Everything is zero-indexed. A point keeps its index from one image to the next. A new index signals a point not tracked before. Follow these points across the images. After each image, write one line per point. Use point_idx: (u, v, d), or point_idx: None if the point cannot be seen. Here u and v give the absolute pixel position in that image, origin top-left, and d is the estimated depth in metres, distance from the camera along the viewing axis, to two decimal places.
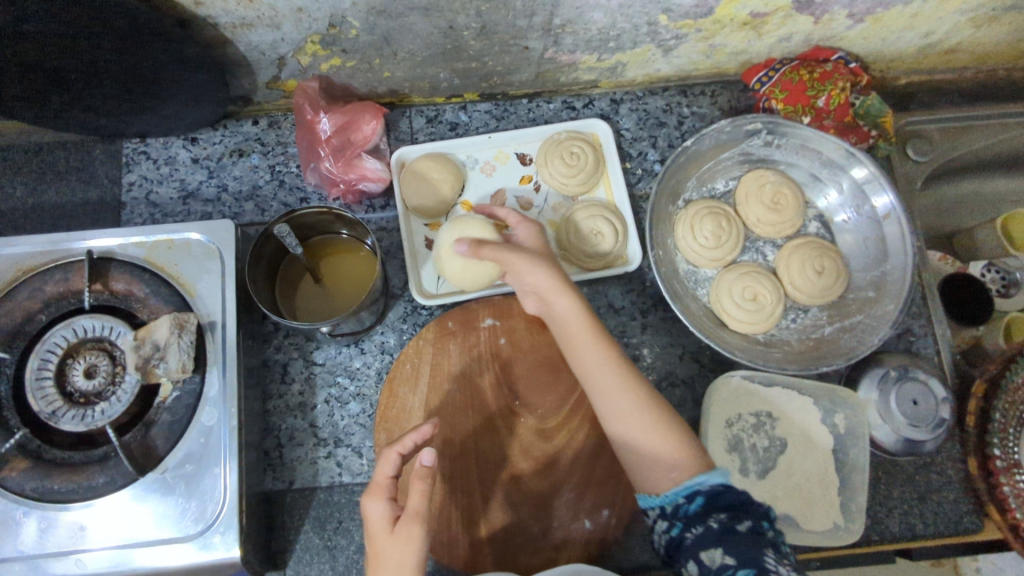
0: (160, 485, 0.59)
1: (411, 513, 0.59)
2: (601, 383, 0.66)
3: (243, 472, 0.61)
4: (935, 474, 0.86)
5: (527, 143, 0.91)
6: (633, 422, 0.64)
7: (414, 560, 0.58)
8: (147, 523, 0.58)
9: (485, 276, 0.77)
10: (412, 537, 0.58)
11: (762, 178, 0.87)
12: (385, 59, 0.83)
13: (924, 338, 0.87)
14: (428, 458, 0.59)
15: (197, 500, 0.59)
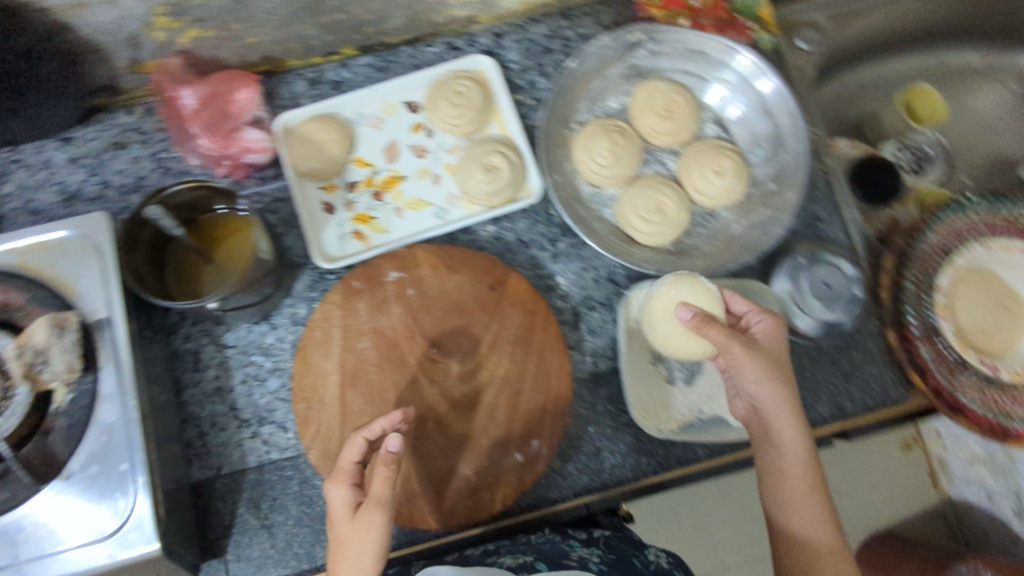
0: (66, 489, 0.61)
1: (377, 500, 0.61)
2: (804, 492, 0.70)
3: (153, 468, 0.62)
4: (858, 351, 0.82)
5: (414, 90, 0.88)
6: (830, 556, 0.69)
7: (373, 544, 0.61)
8: (57, 529, 0.60)
9: (691, 350, 0.77)
10: (372, 525, 0.61)
11: (654, 88, 0.85)
12: (244, 23, 0.79)
13: (833, 224, 0.85)
14: (394, 446, 0.60)
15: (106, 501, 0.60)
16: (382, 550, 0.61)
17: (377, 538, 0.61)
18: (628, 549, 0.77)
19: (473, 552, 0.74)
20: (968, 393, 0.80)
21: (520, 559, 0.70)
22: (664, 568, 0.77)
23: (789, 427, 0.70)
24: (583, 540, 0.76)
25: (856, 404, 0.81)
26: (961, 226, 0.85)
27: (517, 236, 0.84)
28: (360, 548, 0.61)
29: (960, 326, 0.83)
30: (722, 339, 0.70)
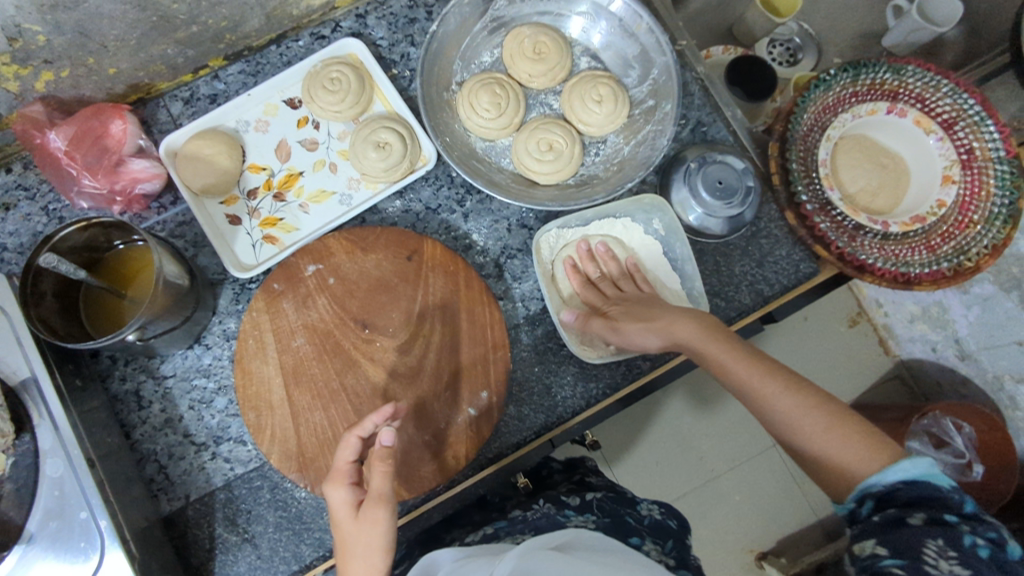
0: (32, 549, 0.62)
1: (381, 494, 0.61)
2: (718, 355, 0.66)
3: (113, 509, 0.65)
4: (764, 238, 0.88)
5: (292, 86, 0.88)
6: (772, 394, 0.63)
7: (380, 540, 0.60)
8: None
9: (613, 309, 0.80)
10: (378, 521, 0.60)
11: (520, 36, 0.88)
12: (98, 55, 0.77)
13: (715, 124, 0.90)
14: (388, 439, 0.62)
15: (74, 551, 0.62)
16: (388, 546, 0.61)
17: (383, 534, 0.60)
18: (623, 507, 0.75)
19: (476, 539, 0.70)
20: (870, 253, 0.83)
21: (520, 539, 0.67)
22: (657, 522, 0.75)
23: (673, 320, 0.70)
24: (577, 506, 0.74)
25: (773, 287, 0.87)
26: (831, 100, 0.88)
27: (424, 204, 0.86)
28: (367, 545, 0.60)
29: (847, 192, 0.90)
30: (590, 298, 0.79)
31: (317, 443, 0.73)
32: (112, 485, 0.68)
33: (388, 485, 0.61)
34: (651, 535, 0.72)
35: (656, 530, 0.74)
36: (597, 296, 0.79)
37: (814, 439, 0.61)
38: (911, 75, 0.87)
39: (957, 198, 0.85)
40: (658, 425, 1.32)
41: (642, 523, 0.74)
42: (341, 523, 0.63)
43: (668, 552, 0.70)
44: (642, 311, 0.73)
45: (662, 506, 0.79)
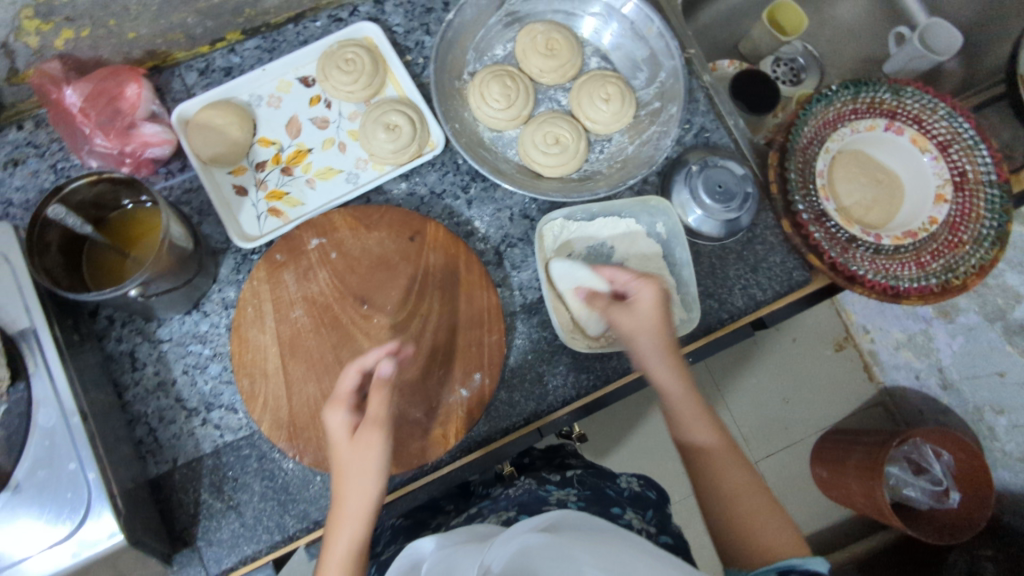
0: (16, 502, 0.59)
1: (376, 415, 0.61)
2: (694, 415, 0.69)
3: (103, 466, 0.61)
4: (760, 245, 0.88)
5: (306, 66, 0.90)
6: (728, 463, 0.67)
7: (372, 463, 0.60)
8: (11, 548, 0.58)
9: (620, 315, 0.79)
10: (370, 444, 0.60)
11: (533, 31, 0.91)
12: (119, 17, 0.78)
13: (718, 131, 0.92)
14: (387, 368, 0.62)
15: (56, 507, 0.59)
16: (381, 478, 0.61)
17: (374, 456, 0.60)
18: (601, 481, 0.75)
19: (461, 521, 0.69)
20: (861, 264, 0.85)
21: (504, 515, 0.66)
22: (637, 494, 0.75)
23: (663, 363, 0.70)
24: (557, 482, 0.74)
25: (766, 291, 0.87)
26: (831, 115, 0.91)
27: (429, 189, 0.87)
28: (361, 466, 0.60)
29: (842, 205, 0.92)
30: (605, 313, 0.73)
31: (309, 413, 0.72)
32: (105, 442, 0.65)
33: (382, 409, 0.61)
34: (631, 505, 0.72)
35: (636, 500, 0.74)
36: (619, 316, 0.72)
37: (749, 513, 0.64)
38: (909, 96, 0.90)
39: (948, 217, 0.87)
40: (643, 432, 1.33)
41: (622, 495, 0.74)
42: (336, 445, 0.62)
43: (649, 520, 0.71)
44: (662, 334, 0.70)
45: (640, 480, 0.79)
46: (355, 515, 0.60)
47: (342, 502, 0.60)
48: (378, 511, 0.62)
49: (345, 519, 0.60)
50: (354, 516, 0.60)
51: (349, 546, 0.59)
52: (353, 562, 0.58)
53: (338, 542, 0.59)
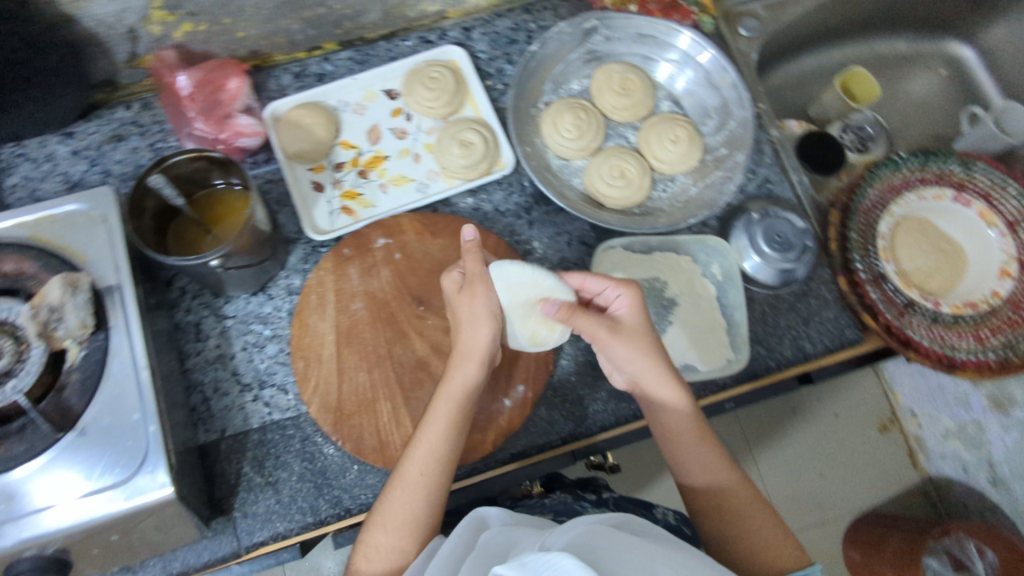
0: (79, 442, 0.63)
1: (477, 273, 0.71)
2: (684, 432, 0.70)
3: (162, 421, 0.65)
4: (814, 299, 0.88)
5: (392, 80, 0.95)
6: (726, 480, 0.69)
7: (482, 309, 0.70)
8: (64, 485, 0.61)
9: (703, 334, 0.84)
10: (477, 295, 0.70)
11: (610, 70, 0.94)
12: (234, 17, 0.84)
13: (782, 183, 0.94)
14: (470, 234, 0.72)
15: (115, 451, 0.63)
16: (487, 349, 0.69)
17: (482, 304, 0.69)
18: (636, 508, 0.75)
19: None
20: (917, 330, 0.85)
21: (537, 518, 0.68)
22: (671, 526, 0.75)
23: (661, 377, 0.70)
24: (594, 501, 0.74)
25: (816, 346, 0.86)
26: (897, 181, 0.93)
27: (494, 207, 0.90)
28: (474, 315, 0.70)
29: (902, 269, 0.91)
30: (597, 321, 0.70)
31: (357, 401, 0.75)
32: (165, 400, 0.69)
33: (479, 267, 0.71)
34: None
35: None
36: (606, 327, 0.69)
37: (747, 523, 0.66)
38: (979, 171, 0.91)
39: (1012, 293, 0.86)
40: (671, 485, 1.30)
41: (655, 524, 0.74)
42: (455, 308, 0.72)
43: None
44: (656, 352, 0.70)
45: (675, 513, 0.79)
46: (462, 378, 0.68)
47: (452, 374, 0.68)
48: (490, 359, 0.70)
49: (449, 390, 0.68)
50: (460, 381, 0.68)
51: (450, 401, 0.67)
52: (453, 416, 0.67)
53: (440, 405, 0.67)
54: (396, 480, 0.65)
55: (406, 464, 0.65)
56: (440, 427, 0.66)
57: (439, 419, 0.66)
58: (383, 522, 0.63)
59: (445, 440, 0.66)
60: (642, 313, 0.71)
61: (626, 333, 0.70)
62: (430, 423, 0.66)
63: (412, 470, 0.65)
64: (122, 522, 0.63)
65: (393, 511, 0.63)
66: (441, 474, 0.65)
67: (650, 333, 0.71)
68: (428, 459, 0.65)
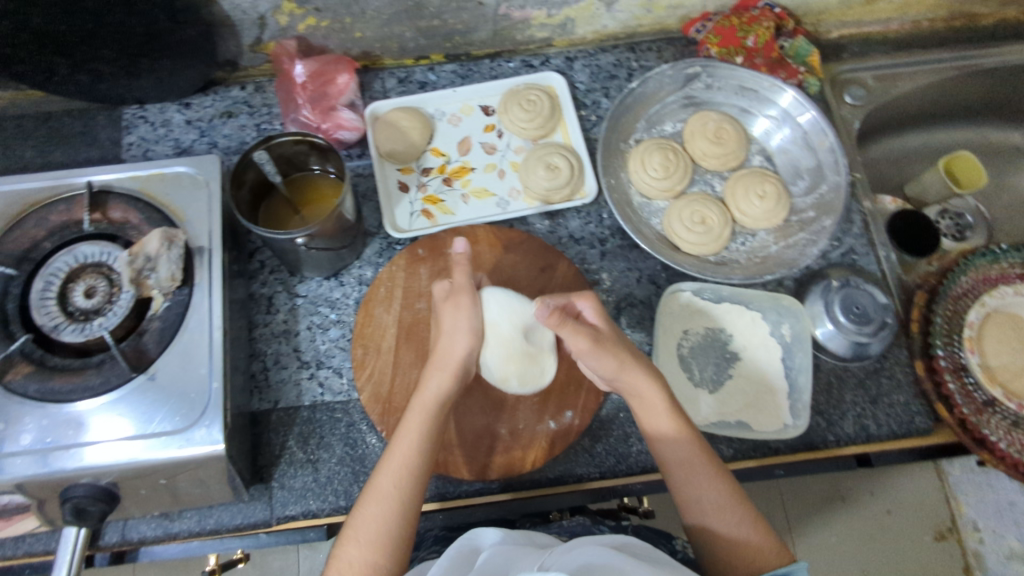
0: (149, 386, 0.69)
1: (461, 286, 0.73)
2: (662, 433, 0.68)
3: (224, 380, 0.70)
4: (886, 379, 0.84)
5: (491, 97, 0.98)
6: (704, 477, 0.66)
7: (464, 323, 0.71)
8: (127, 421, 0.67)
9: (757, 391, 0.82)
10: (461, 307, 0.72)
11: (706, 118, 0.94)
12: (354, 18, 0.89)
13: (868, 256, 0.91)
14: (463, 247, 0.74)
15: (177, 401, 0.68)
16: (464, 361, 0.70)
17: (465, 318, 0.71)
18: (656, 538, 0.73)
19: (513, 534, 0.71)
20: (994, 431, 0.82)
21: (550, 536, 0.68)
22: (691, 561, 0.72)
23: (637, 378, 0.69)
24: (612, 526, 0.73)
25: (881, 428, 0.82)
26: (993, 273, 0.89)
27: (569, 233, 0.91)
28: (455, 326, 0.71)
29: (988, 363, 0.86)
30: (583, 329, 0.68)
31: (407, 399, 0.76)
32: (233, 363, 0.74)
33: (467, 279, 0.73)
34: None
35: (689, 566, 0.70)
36: (590, 338, 0.68)
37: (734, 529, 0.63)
38: None
39: None
40: None
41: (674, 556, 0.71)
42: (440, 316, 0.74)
43: None
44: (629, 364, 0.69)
45: None
46: (435, 387, 0.68)
47: (423, 384, 0.69)
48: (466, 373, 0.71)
49: (422, 399, 0.68)
50: (432, 390, 0.68)
51: (420, 413, 0.67)
52: (426, 426, 0.66)
53: (413, 417, 0.67)
54: (368, 492, 0.63)
55: (378, 476, 0.64)
56: (414, 435, 0.65)
57: (414, 427, 0.66)
58: (356, 534, 0.60)
59: (417, 450, 0.65)
60: (607, 320, 0.72)
61: (606, 343, 0.69)
62: (402, 434, 0.66)
63: (385, 481, 0.63)
64: (168, 468, 0.67)
65: (364, 524, 0.61)
66: (414, 488, 0.63)
67: (620, 342, 0.70)
68: (399, 468, 0.64)
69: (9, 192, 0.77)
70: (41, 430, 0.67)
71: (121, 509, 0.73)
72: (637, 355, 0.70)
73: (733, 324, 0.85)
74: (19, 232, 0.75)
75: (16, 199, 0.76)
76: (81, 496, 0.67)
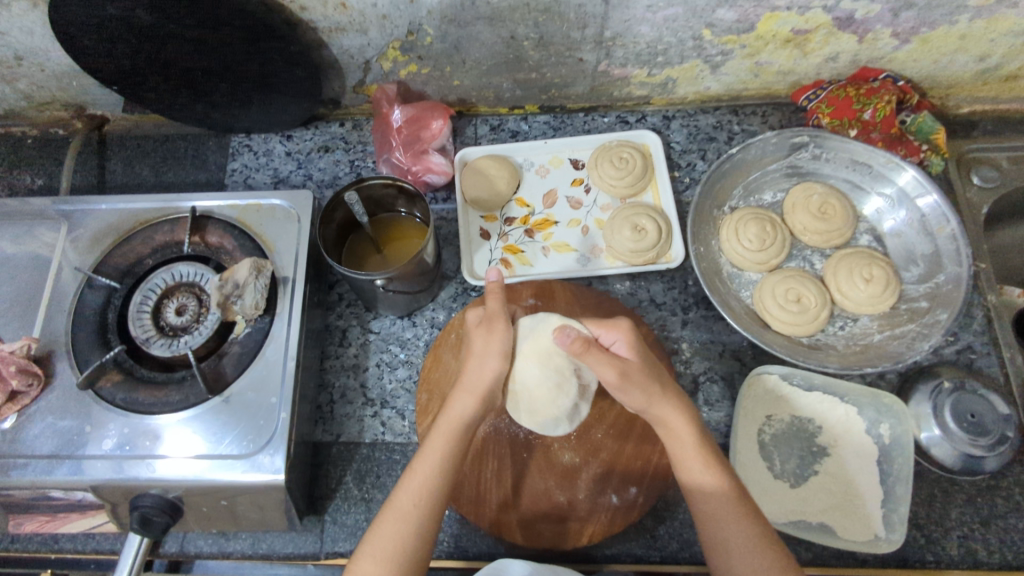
0: (223, 406, 0.70)
1: (495, 312, 0.69)
2: (694, 467, 0.63)
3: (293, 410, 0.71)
4: (1001, 499, 0.75)
5: (582, 151, 0.97)
6: (729, 516, 0.60)
7: (495, 347, 0.68)
8: (199, 439, 0.68)
9: (843, 491, 0.74)
10: (495, 332, 0.69)
11: (810, 190, 0.89)
12: (455, 67, 0.91)
13: (987, 356, 0.82)
14: (496, 276, 0.68)
15: (248, 426, 0.69)
16: (492, 386, 0.66)
17: (498, 342, 0.68)
18: None
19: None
20: None
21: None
22: None
23: (669, 408, 0.65)
24: None
25: (992, 555, 0.72)
26: None
27: (650, 297, 0.87)
28: (487, 350, 0.68)
29: None
30: (610, 361, 0.64)
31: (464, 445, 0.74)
32: (302, 391, 0.75)
33: (502, 305, 0.69)
34: None
35: None
36: (618, 371, 0.63)
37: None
38: None
39: None
40: None
41: None
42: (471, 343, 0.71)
43: None
44: (666, 404, 0.65)
45: None
46: (461, 409, 0.64)
47: (449, 408, 0.65)
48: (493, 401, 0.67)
49: (446, 421, 0.64)
50: (460, 415, 0.64)
51: (446, 438, 0.63)
52: (448, 450, 0.62)
53: (436, 438, 0.63)
54: (381, 516, 0.60)
55: (397, 494, 0.61)
56: (437, 456, 0.62)
57: (436, 454, 0.62)
58: (371, 550, 0.57)
59: (438, 476, 0.61)
60: (635, 348, 0.67)
61: (635, 376, 0.64)
62: (425, 453, 0.62)
63: (405, 501, 0.60)
64: (230, 490, 0.67)
65: (381, 541, 0.58)
66: (433, 509, 0.60)
67: (648, 368, 0.66)
68: (420, 494, 0.60)
69: (122, 209, 0.82)
70: (122, 437, 0.69)
71: (182, 523, 0.73)
72: (674, 388, 0.66)
73: (823, 415, 0.78)
74: (124, 247, 0.80)
75: (127, 216, 0.82)
76: (149, 505, 0.67)
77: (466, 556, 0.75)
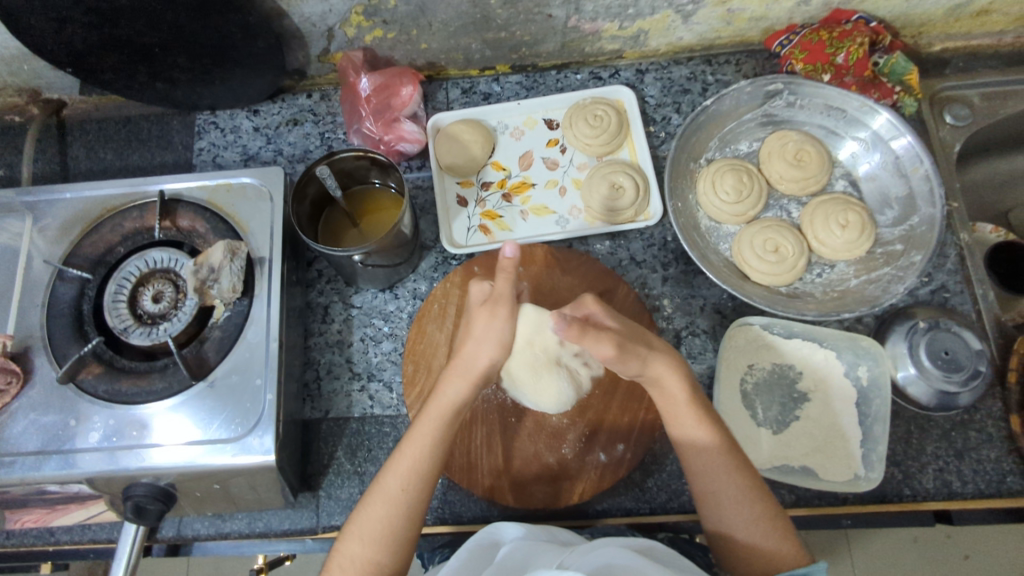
0: (207, 392, 0.70)
1: (501, 294, 0.67)
2: (687, 420, 0.64)
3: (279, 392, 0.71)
4: (974, 431, 0.77)
5: (556, 110, 0.95)
6: (720, 470, 0.62)
7: (496, 333, 0.66)
8: (186, 426, 0.68)
9: (823, 434, 0.76)
10: (496, 316, 0.67)
11: (785, 138, 0.89)
12: (422, 30, 0.88)
13: (960, 295, 0.84)
14: (511, 253, 0.63)
15: (234, 410, 0.69)
16: (486, 371, 0.66)
17: (499, 329, 0.66)
18: (693, 548, 0.70)
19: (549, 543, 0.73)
20: None
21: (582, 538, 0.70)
22: None
23: (663, 368, 0.65)
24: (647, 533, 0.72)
25: (966, 486, 0.75)
26: None
27: (630, 255, 0.87)
28: (486, 335, 0.66)
29: None
30: (608, 336, 0.62)
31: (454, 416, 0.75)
32: (287, 371, 0.75)
33: (509, 288, 0.67)
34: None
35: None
36: (616, 344, 0.63)
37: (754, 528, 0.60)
38: None
39: None
40: None
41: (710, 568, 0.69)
42: (471, 318, 0.69)
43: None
44: (661, 365, 0.65)
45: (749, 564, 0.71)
46: (452, 392, 0.65)
47: (440, 389, 0.65)
48: (488, 377, 0.67)
49: (436, 403, 0.64)
50: (449, 395, 0.64)
51: (438, 416, 0.64)
52: (439, 430, 0.63)
53: (427, 422, 0.64)
54: (374, 490, 0.62)
55: (388, 475, 0.62)
56: (428, 436, 0.63)
57: (426, 432, 0.63)
58: (359, 530, 0.59)
59: (428, 454, 0.62)
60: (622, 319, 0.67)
61: (631, 346, 0.64)
62: (415, 437, 0.63)
63: (394, 483, 0.61)
64: (222, 473, 0.68)
65: (370, 522, 0.60)
66: (421, 490, 0.62)
67: (637, 338, 0.66)
68: (411, 472, 0.62)
69: (87, 197, 0.80)
70: (108, 429, 0.69)
71: (178, 508, 0.74)
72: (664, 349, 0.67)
73: (801, 361, 0.79)
74: (93, 237, 0.78)
75: (93, 205, 0.80)
76: (142, 494, 0.67)
77: (460, 521, 0.77)
